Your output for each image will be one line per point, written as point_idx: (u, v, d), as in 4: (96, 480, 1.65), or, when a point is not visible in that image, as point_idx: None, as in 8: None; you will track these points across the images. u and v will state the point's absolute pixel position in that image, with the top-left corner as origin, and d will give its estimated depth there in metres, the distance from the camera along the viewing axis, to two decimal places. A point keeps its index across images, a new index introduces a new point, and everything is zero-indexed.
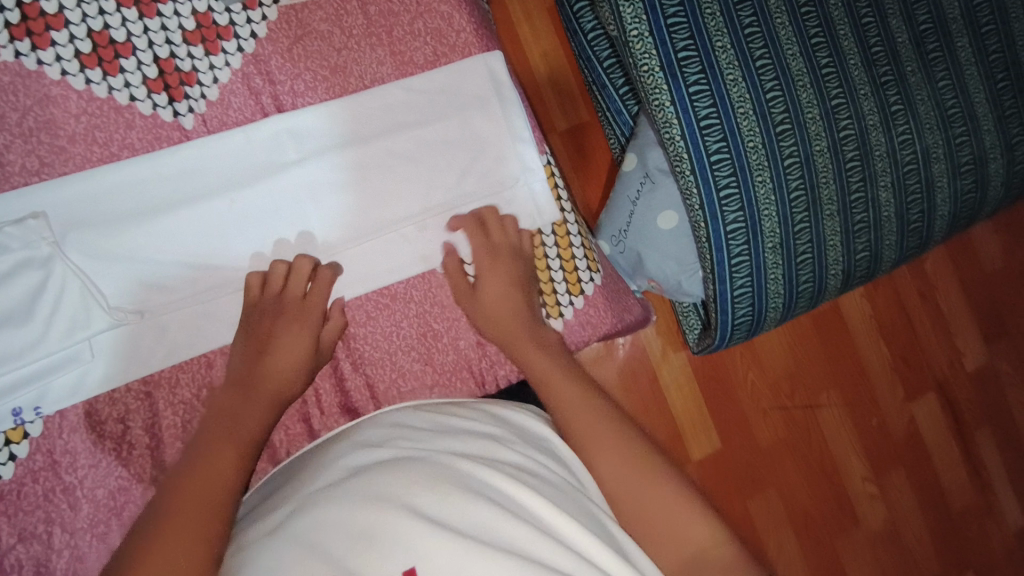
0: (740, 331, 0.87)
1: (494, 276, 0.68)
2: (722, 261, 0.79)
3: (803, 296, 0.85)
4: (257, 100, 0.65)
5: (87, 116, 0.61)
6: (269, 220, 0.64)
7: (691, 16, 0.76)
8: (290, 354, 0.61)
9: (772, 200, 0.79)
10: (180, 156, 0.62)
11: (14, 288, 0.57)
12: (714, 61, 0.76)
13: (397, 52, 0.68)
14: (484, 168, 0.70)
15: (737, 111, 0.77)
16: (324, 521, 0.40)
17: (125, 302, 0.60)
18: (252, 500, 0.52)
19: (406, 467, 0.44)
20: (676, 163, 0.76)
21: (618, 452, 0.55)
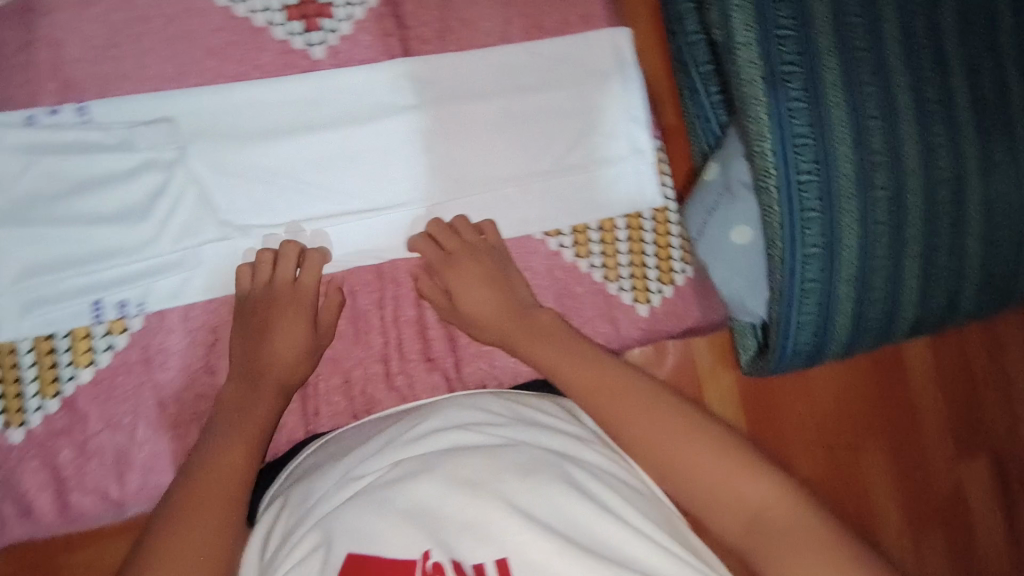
0: (797, 362, 0.75)
1: (461, 281, 0.63)
2: (792, 288, 0.69)
3: (869, 334, 0.74)
4: (385, 41, 0.65)
5: (225, 33, 0.62)
6: (379, 164, 0.64)
7: (801, 29, 0.68)
8: (288, 338, 0.59)
9: (855, 233, 0.69)
10: (307, 85, 0.63)
11: (137, 187, 0.59)
12: (818, 78, 0.68)
13: (528, 14, 0.68)
14: (594, 142, 0.69)
15: (834, 134, 0.67)
16: (423, 504, 0.45)
17: (238, 216, 0.62)
18: (341, 450, 0.56)
19: (496, 457, 0.48)
20: (760, 179, 0.67)
21: (646, 429, 0.52)
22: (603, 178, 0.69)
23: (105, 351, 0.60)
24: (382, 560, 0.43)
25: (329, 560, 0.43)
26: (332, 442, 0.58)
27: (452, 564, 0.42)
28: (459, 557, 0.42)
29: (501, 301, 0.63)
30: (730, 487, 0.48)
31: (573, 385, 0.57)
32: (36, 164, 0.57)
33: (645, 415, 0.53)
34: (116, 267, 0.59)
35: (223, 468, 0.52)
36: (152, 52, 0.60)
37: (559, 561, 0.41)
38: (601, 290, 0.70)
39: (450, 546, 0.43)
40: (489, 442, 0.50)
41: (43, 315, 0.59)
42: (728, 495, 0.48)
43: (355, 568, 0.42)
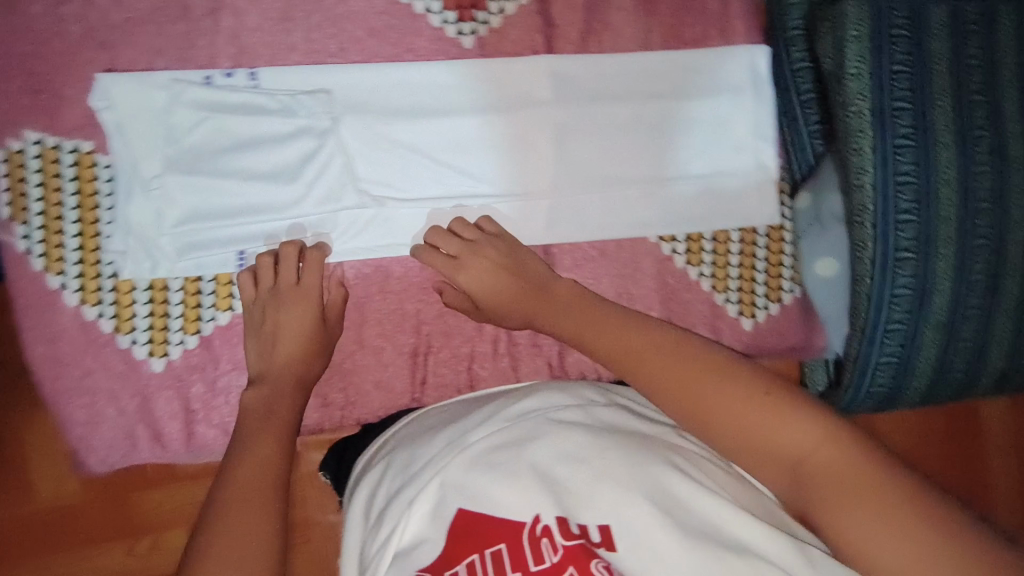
0: (869, 405, 0.73)
1: (475, 279, 0.63)
2: (875, 325, 0.68)
3: (949, 384, 0.72)
4: (531, 37, 0.68)
5: (387, 16, 0.66)
6: (509, 153, 0.67)
7: (918, 67, 0.67)
8: (296, 335, 0.61)
9: (948, 277, 0.67)
10: (456, 71, 0.66)
11: (292, 150, 0.63)
12: (930, 118, 0.66)
13: (669, 24, 0.70)
14: (721, 153, 0.70)
15: (939, 176, 0.66)
16: (530, 468, 0.47)
17: (376, 186, 0.66)
18: (443, 415, 0.58)
19: (601, 436, 0.49)
20: (856, 214, 0.68)
21: (678, 380, 0.51)
22: (724, 190, 0.70)
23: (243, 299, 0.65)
24: (492, 518, 0.46)
25: (442, 510, 0.47)
26: (433, 408, 0.60)
27: (558, 525, 0.44)
28: (567, 514, 0.45)
29: (514, 284, 0.62)
30: (772, 434, 0.47)
31: (607, 350, 0.56)
32: (207, 120, 0.62)
33: (679, 370, 0.51)
34: (263, 223, 0.64)
35: (257, 457, 0.53)
36: (319, 28, 0.65)
37: (665, 533, 0.43)
38: (707, 299, 0.71)
39: (556, 506, 0.45)
40: (593, 422, 0.52)
41: (190, 260, 0.63)
42: (771, 442, 0.47)
43: (468, 523, 0.46)
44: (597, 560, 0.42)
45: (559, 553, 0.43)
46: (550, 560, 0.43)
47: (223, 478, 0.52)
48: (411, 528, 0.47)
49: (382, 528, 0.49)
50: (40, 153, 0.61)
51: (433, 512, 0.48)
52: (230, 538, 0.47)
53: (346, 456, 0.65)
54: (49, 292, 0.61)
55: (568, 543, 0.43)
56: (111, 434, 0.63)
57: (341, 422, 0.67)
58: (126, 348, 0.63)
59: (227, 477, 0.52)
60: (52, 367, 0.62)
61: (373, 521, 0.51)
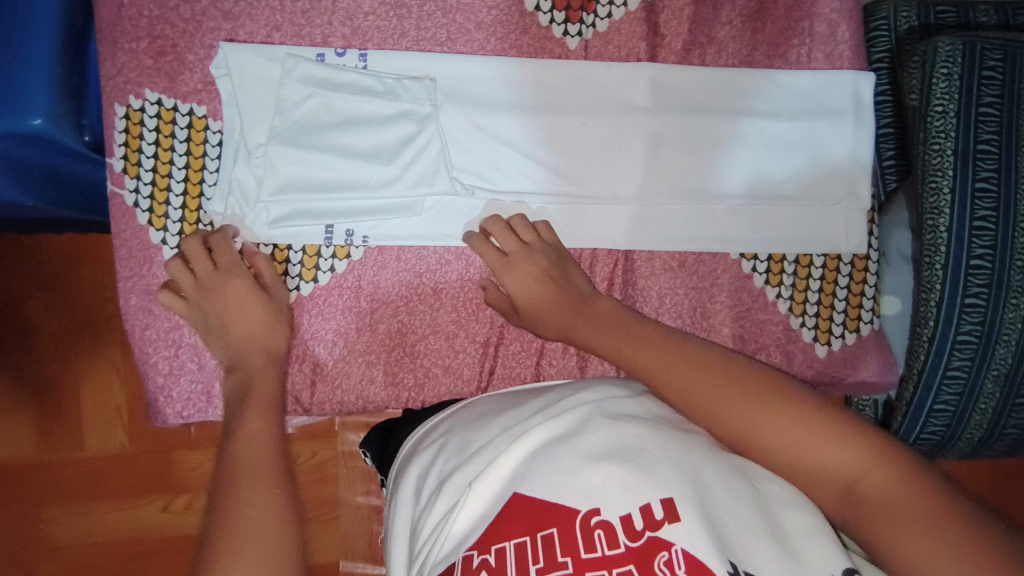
0: (921, 448, 0.73)
1: (519, 281, 0.65)
2: (934, 367, 0.68)
3: (1005, 436, 0.71)
4: (636, 44, 0.69)
5: (497, 11, 0.68)
6: (598, 154, 0.68)
7: (1006, 113, 0.67)
8: (244, 312, 0.63)
9: (1019, 327, 0.66)
10: (556, 70, 0.67)
11: (391, 133, 0.65)
12: (1013, 165, 0.66)
13: (775, 43, 0.70)
14: (813, 176, 0.69)
15: (1017, 224, 0.66)
16: (592, 454, 0.46)
17: (468, 175, 0.67)
18: (496, 400, 0.59)
19: (661, 430, 0.48)
20: (927, 253, 0.67)
21: (725, 401, 0.50)
22: (813, 215, 0.69)
23: (326, 272, 0.67)
24: (552, 505, 0.44)
25: (499, 498, 0.46)
26: (486, 395, 0.61)
27: (621, 522, 0.42)
28: (628, 510, 0.42)
29: (552, 294, 0.64)
30: (816, 455, 0.46)
31: (640, 366, 0.56)
32: (314, 96, 0.64)
33: (725, 393, 0.50)
34: (353, 199, 0.65)
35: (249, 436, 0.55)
36: (431, 17, 0.67)
37: (736, 532, 0.41)
38: (782, 321, 0.70)
39: (623, 502, 0.42)
40: (654, 416, 0.50)
41: (285, 229, 0.65)
42: (813, 463, 0.46)
43: (522, 506, 0.44)
44: (662, 553, 0.40)
45: (621, 550, 0.41)
46: (604, 552, 0.41)
47: (223, 462, 0.53)
48: (468, 512, 0.46)
49: (437, 505, 0.48)
50: (157, 112, 0.64)
51: (492, 498, 0.46)
52: (242, 509, 0.49)
53: (391, 441, 0.66)
54: (149, 246, 0.64)
55: (632, 543, 0.41)
56: (188, 389, 0.65)
57: (406, 403, 0.68)
58: None
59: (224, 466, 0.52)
60: (140, 317, 0.64)
61: (426, 501, 0.51)
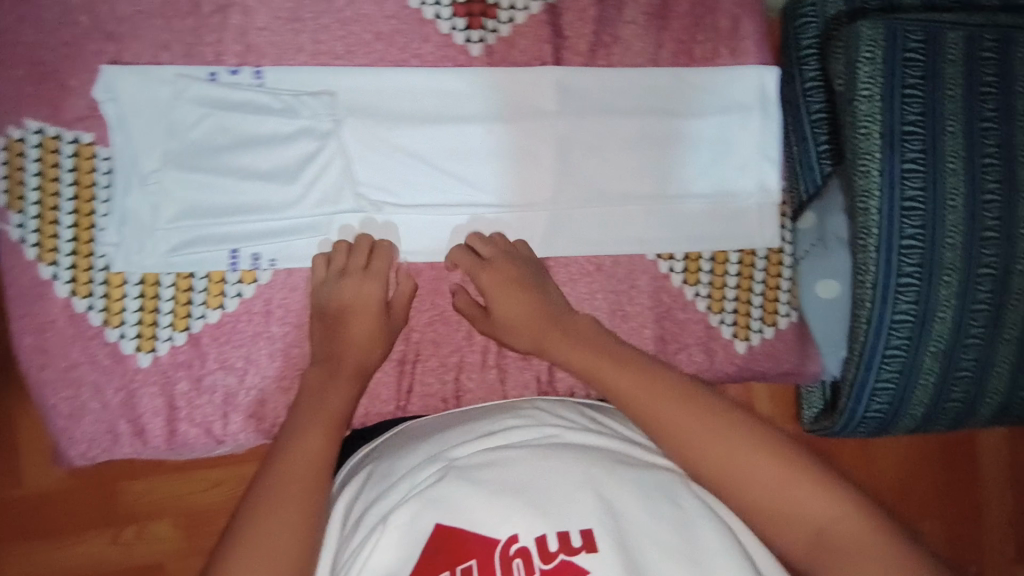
0: (866, 425, 0.75)
1: (497, 284, 0.63)
2: (874, 349, 0.69)
3: (947, 415, 0.73)
4: (540, 48, 0.68)
5: (395, 21, 0.66)
6: (513, 162, 0.67)
7: (931, 93, 0.68)
8: (365, 321, 0.62)
9: (952, 306, 0.68)
10: (456, 77, 0.66)
11: (290, 151, 0.63)
12: (939, 144, 0.67)
13: (681, 40, 0.69)
14: (723, 174, 0.69)
15: (946, 204, 0.67)
16: (512, 482, 0.46)
17: (373, 191, 0.65)
18: (428, 425, 0.59)
19: (584, 454, 0.49)
20: (860, 236, 0.68)
21: (702, 436, 0.50)
22: (728, 211, 0.69)
23: (233, 298, 0.65)
24: (470, 533, 0.44)
25: (418, 521, 0.45)
26: (412, 422, 0.61)
27: (537, 545, 0.43)
28: (543, 532, 0.43)
29: (536, 303, 0.63)
30: (795, 499, 0.47)
31: (612, 384, 0.55)
32: (209, 117, 0.62)
33: (701, 426, 0.51)
34: (254, 222, 0.63)
35: (298, 461, 0.52)
36: (327, 29, 0.65)
37: (647, 555, 0.43)
38: (702, 319, 0.70)
39: (538, 526, 0.43)
40: (575, 438, 0.51)
41: (186, 257, 0.63)
42: (790, 503, 0.47)
43: (444, 537, 0.44)
44: None
45: None
46: None
47: (269, 470, 0.52)
48: (388, 549, 0.44)
49: (356, 533, 0.47)
50: (40, 142, 0.61)
51: (412, 526, 0.45)
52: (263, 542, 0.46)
53: None
54: (40, 283, 0.61)
55: (547, 567, 0.42)
56: (93, 428, 0.63)
57: None
58: (113, 342, 0.63)
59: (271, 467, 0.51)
60: (38, 359, 0.61)
61: (349, 527, 0.50)
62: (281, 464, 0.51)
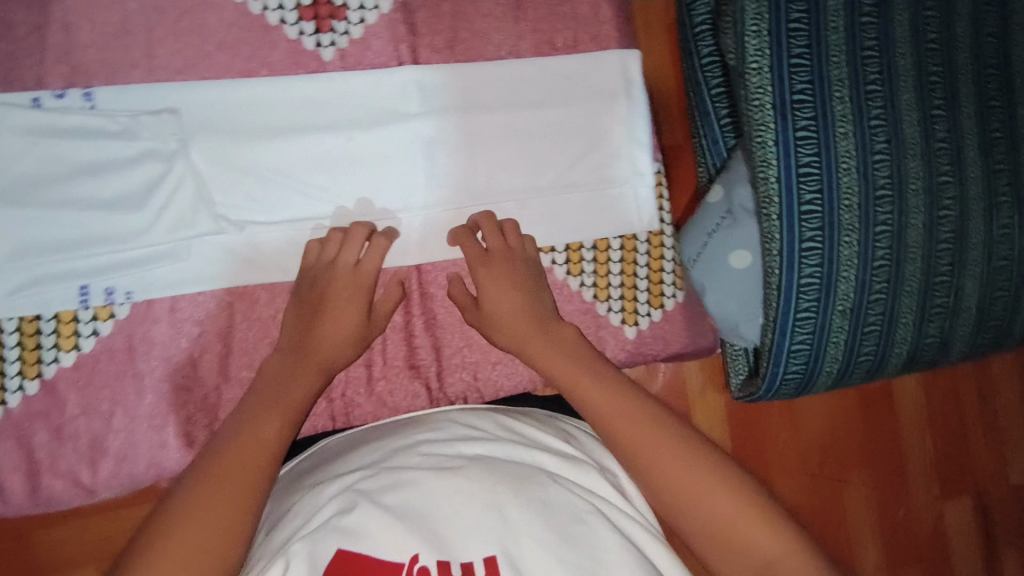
0: (788, 388, 0.85)
1: (490, 278, 0.63)
2: (787, 313, 0.78)
3: (861, 365, 0.84)
4: (395, 47, 0.66)
5: (236, 29, 0.62)
6: (385, 169, 0.66)
7: (816, 61, 0.77)
8: (340, 324, 0.60)
9: (853, 263, 0.78)
10: (312, 85, 0.64)
11: (136, 176, 0.60)
12: (829, 110, 0.77)
13: (541, 29, 0.68)
14: (596, 162, 0.69)
15: (840, 167, 0.77)
16: (415, 505, 0.44)
17: (234, 211, 0.63)
18: (339, 446, 0.57)
19: (491, 470, 0.47)
20: (764, 205, 0.77)
21: (661, 463, 0.53)
22: (602, 200, 0.69)
23: (88, 337, 0.61)
24: (375, 562, 0.41)
25: (318, 549, 0.42)
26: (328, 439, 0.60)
27: (437, 567, 0.41)
28: (448, 558, 0.42)
29: (528, 305, 0.63)
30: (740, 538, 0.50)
31: (566, 380, 0.59)
32: (37, 146, 0.57)
33: (660, 450, 0.54)
34: (105, 255, 0.60)
35: (236, 468, 0.50)
36: (162, 43, 0.61)
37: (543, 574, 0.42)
38: (590, 310, 0.70)
39: (436, 548, 0.42)
40: (480, 456, 0.50)
41: (29, 298, 0.59)
42: (737, 535, 0.50)
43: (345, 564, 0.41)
44: None
45: None
46: None
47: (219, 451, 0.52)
48: None
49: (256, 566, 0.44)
50: None
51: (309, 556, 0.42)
52: (192, 537, 0.46)
53: None
54: None
55: None
56: None
57: None
58: None
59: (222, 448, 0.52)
60: None
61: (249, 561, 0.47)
62: (222, 470, 0.50)
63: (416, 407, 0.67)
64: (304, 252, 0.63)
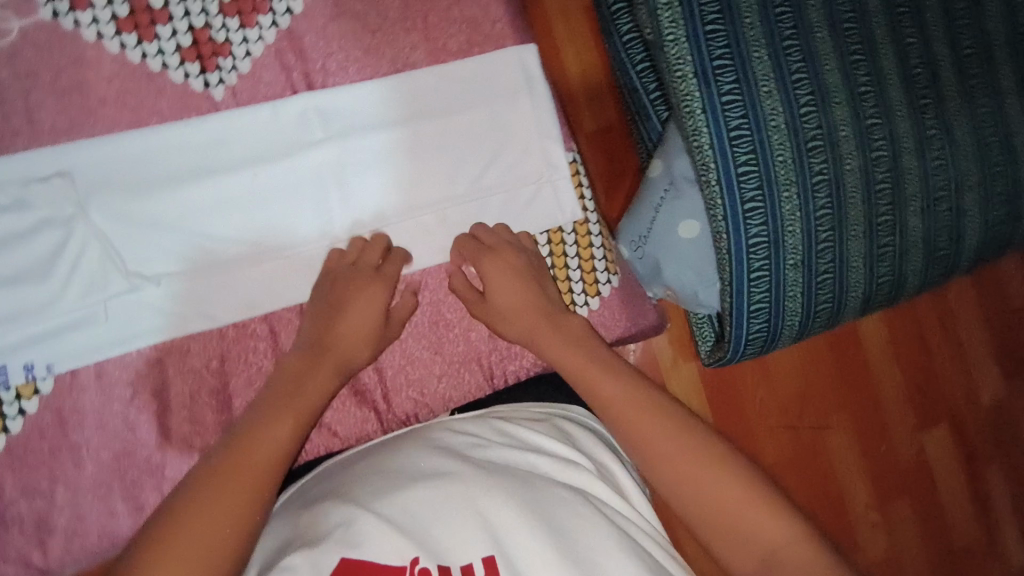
0: (753, 347, 0.87)
1: (495, 270, 0.65)
2: (740, 274, 0.80)
3: (821, 315, 0.86)
4: (287, 76, 0.65)
5: (118, 81, 0.61)
6: (302, 199, 0.65)
7: (730, 25, 0.78)
8: (360, 322, 0.61)
9: (797, 217, 0.80)
10: (209, 126, 0.63)
11: (37, 246, 0.58)
12: (750, 72, 0.78)
13: (433, 37, 0.68)
14: (509, 160, 0.69)
15: (769, 125, 0.78)
16: (416, 515, 0.44)
17: (145, 268, 0.61)
18: (332, 464, 0.56)
19: (490, 476, 0.47)
20: (702, 172, 0.78)
21: (659, 440, 0.55)
22: (520, 198, 0.69)
23: (15, 417, 0.59)
24: (378, 567, 0.41)
25: (321, 558, 0.41)
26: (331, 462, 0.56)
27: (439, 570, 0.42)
28: (448, 563, 0.42)
29: (537, 295, 0.66)
30: (740, 519, 0.51)
31: (561, 361, 0.62)
32: None
33: (658, 430, 0.55)
34: (17, 331, 0.58)
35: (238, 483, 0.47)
36: (42, 107, 0.60)
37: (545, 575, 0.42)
38: None
39: (437, 554, 0.42)
40: (477, 462, 0.49)
41: None
42: (750, 532, 0.50)
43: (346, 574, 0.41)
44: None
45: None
46: None
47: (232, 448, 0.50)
48: None
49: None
50: None
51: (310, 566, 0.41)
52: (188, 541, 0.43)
53: None
54: None
55: None
56: None
57: None
58: None
59: (233, 448, 0.50)
60: None
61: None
62: (229, 472, 0.48)
63: (367, 433, 0.67)
64: (324, 258, 0.65)
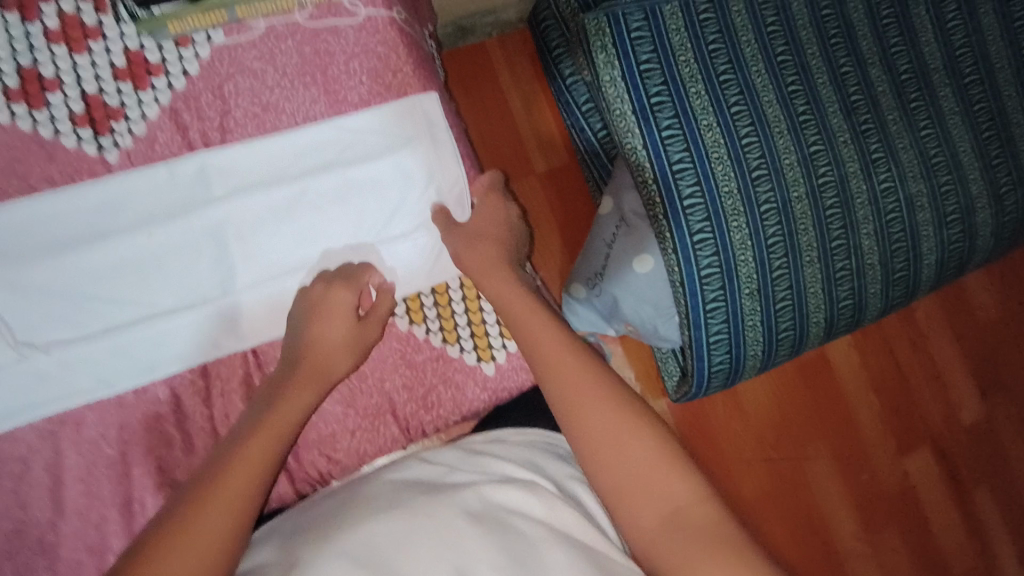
0: (718, 379, 0.86)
1: (482, 218, 0.69)
2: (696, 306, 0.79)
3: (784, 344, 0.84)
4: (185, 135, 0.65)
5: (7, 151, 0.61)
6: (209, 254, 0.64)
7: (665, 63, 0.78)
8: (332, 330, 0.61)
9: (748, 245, 0.79)
10: (100, 188, 0.62)
11: None
12: (687, 105, 0.78)
13: (333, 90, 0.67)
14: (414, 207, 0.68)
15: (712, 157, 0.78)
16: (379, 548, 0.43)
17: (31, 337, 0.61)
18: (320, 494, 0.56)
19: (456, 506, 0.47)
20: (650, 206, 0.79)
21: (590, 405, 0.54)
22: (426, 245, 0.69)
23: None
24: None
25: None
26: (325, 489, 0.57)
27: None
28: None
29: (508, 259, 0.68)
30: (655, 484, 0.50)
31: (514, 313, 0.62)
32: None
33: (592, 396, 0.54)
34: None
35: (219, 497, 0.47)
36: None
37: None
38: (439, 354, 0.69)
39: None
40: (444, 492, 0.49)
41: None
42: (660, 495, 0.50)
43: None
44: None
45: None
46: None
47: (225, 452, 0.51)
48: None
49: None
50: None
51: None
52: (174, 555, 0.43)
53: None
54: None
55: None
56: None
57: None
58: None
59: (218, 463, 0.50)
60: None
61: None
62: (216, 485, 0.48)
63: (277, 492, 0.65)
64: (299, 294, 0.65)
